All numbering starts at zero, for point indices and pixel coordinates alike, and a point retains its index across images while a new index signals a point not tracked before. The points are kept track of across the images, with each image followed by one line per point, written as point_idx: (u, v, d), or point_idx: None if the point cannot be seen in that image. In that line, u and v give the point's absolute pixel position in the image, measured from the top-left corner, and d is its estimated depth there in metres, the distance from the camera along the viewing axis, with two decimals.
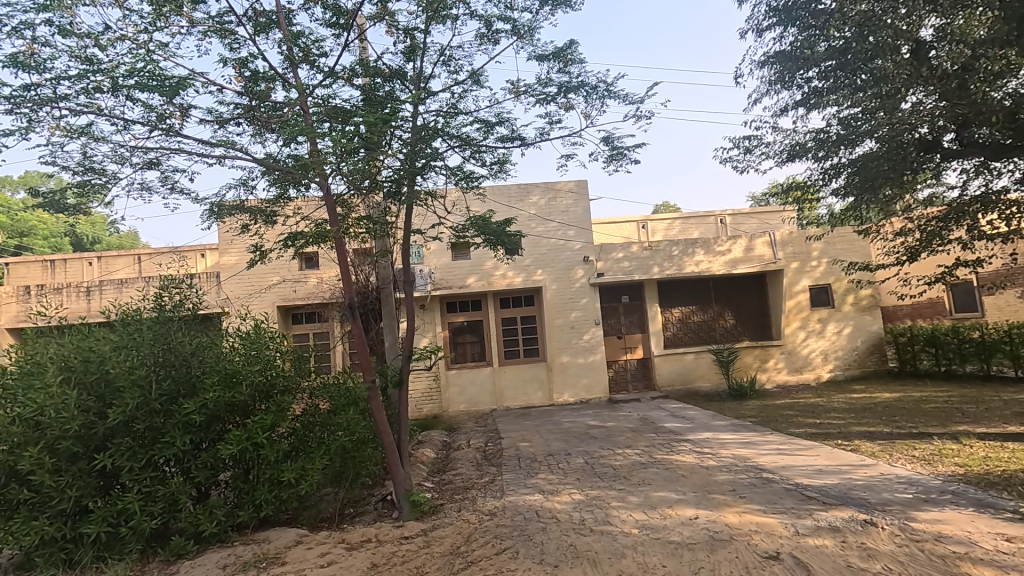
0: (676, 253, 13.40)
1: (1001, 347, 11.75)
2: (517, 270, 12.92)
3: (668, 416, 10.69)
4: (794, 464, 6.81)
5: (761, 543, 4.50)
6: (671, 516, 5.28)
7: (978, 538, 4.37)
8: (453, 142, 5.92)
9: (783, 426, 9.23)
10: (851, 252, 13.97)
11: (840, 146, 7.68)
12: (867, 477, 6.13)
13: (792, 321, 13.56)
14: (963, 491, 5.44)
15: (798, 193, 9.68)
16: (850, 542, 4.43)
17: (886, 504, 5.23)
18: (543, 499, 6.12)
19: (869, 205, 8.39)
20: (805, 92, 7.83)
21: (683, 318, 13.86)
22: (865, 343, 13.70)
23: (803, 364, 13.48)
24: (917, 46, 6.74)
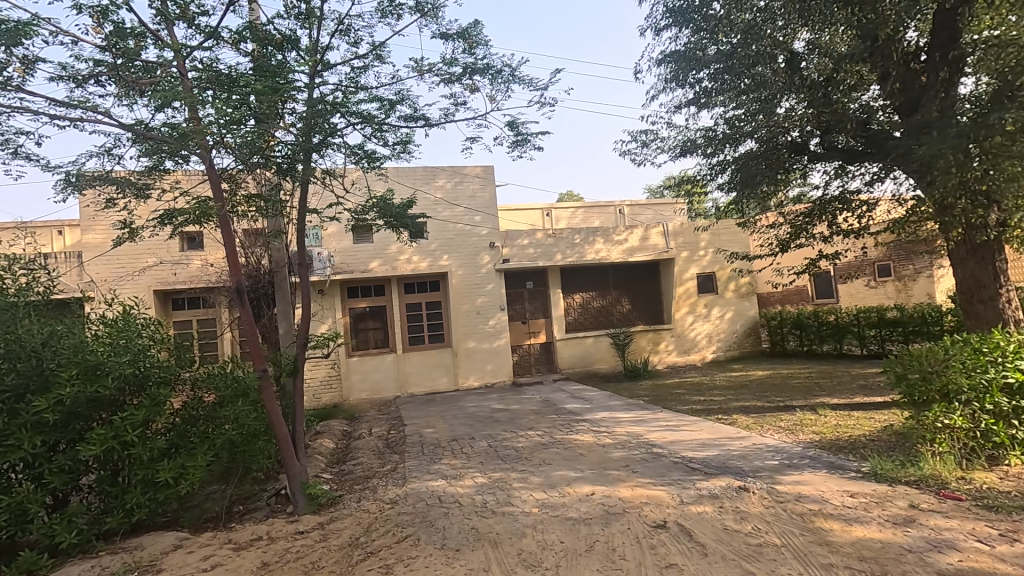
0: (578, 240, 13.84)
1: (851, 329, 13.43)
2: (422, 254, 12.69)
3: (569, 398, 11.11)
4: (680, 439, 7.33)
5: (650, 514, 4.80)
6: (569, 493, 5.48)
7: (829, 496, 4.97)
8: (354, 119, 5.67)
9: (673, 404, 9.94)
10: (734, 243, 15.25)
11: (725, 144, 8.24)
12: (742, 447, 6.75)
13: (682, 307, 14.59)
14: (819, 455, 6.18)
15: (688, 187, 10.38)
16: (726, 507, 4.86)
17: (757, 471, 5.81)
18: (446, 484, 6.11)
19: (749, 200, 9.09)
20: (696, 91, 8.30)
21: (584, 303, 14.39)
22: (743, 327, 15.08)
23: (690, 346, 14.56)
24: (791, 57, 7.46)
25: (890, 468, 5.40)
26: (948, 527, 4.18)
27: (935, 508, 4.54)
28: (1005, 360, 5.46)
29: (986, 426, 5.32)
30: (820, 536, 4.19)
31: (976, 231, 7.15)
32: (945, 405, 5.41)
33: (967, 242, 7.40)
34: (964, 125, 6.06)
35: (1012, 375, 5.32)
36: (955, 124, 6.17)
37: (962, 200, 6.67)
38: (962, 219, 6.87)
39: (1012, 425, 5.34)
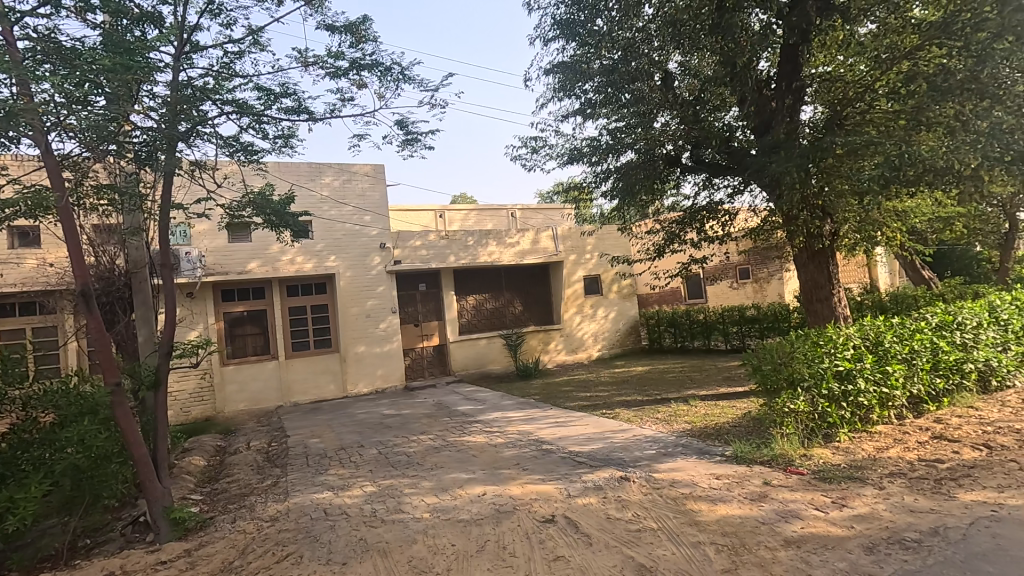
0: (471, 243, 13.91)
1: (717, 326, 14.85)
2: (307, 255, 12.02)
3: (462, 399, 11.11)
4: (568, 434, 7.63)
5: (539, 509, 4.95)
6: (461, 495, 5.48)
7: (698, 479, 5.44)
8: (227, 108, 5.24)
9: (562, 401, 10.32)
10: (617, 247, 16.20)
11: (608, 154, 8.70)
12: (624, 439, 7.17)
13: (570, 308, 15.22)
14: (690, 443, 6.75)
15: (575, 193, 10.84)
16: (609, 497, 5.14)
17: (637, 460, 6.21)
18: (333, 495, 5.84)
19: (630, 207, 9.68)
20: (582, 101, 8.67)
21: (477, 305, 14.43)
22: (625, 326, 16.09)
23: (578, 345, 15.22)
24: (666, 76, 8.14)
25: (748, 450, 6.02)
26: (793, 499, 4.75)
27: (784, 483, 5.14)
28: (837, 351, 6.32)
29: (822, 408, 6.13)
30: (690, 517, 4.57)
31: (814, 239, 8.18)
32: (791, 391, 6.15)
33: (808, 249, 8.49)
34: (804, 148, 6.94)
35: (841, 364, 6.19)
36: (798, 146, 7.06)
37: (803, 213, 7.63)
38: (803, 229, 7.85)
39: (841, 407, 6.22)
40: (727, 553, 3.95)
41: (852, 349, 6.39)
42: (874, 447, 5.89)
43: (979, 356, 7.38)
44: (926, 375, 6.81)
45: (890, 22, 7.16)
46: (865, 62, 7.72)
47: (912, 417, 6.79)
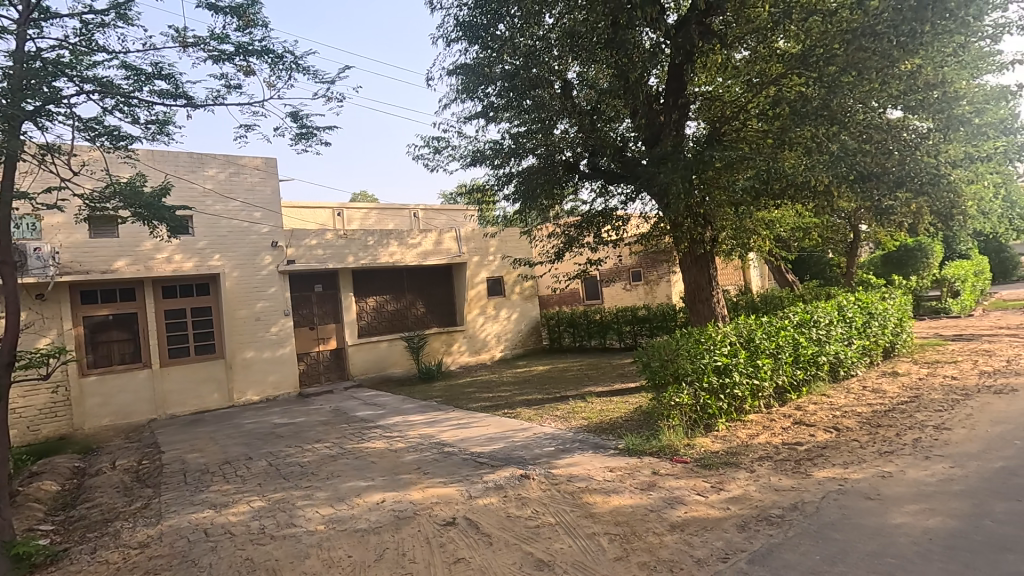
0: (371, 243, 13.51)
1: (612, 326, 15.64)
2: (187, 253, 11.00)
3: (361, 404, 10.75)
4: (470, 436, 7.64)
5: (440, 512, 4.91)
6: (359, 504, 5.29)
7: (594, 472, 5.68)
8: (86, 87, 4.69)
9: (464, 402, 10.32)
10: (518, 250, 16.52)
11: (511, 157, 8.83)
12: (524, 438, 7.32)
13: (473, 309, 15.27)
14: (586, 438, 7.04)
15: (478, 195, 10.90)
16: (509, 495, 5.21)
17: (537, 458, 6.36)
18: (215, 514, 5.38)
19: (532, 211, 9.87)
20: (484, 104, 8.77)
21: (377, 307, 13.99)
22: (527, 326, 16.45)
23: (480, 346, 15.30)
24: (565, 84, 8.42)
25: (639, 443, 6.37)
26: (678, 486, 5.11)
27: (670, 472, 5.52)
28: (715, 347, 6.88)
29: (703, 401, 6.66)
30: (586, 510, 4.76)
31: (697, 245, 8.85)
32: (676, 386, 6.61)
33: (692, 253, 9.18)
34: (688, 160, 7.47)
35: (719, 359, 6.76)
36: (683, 158, 7.55)
37: (687, 220, 8.26)
38: (688, 235, 8.52)
39: (719, 398, 6.79)
40: (619, 542, 4.15)
41: (728, 346, 6.99)
42: (746, 434, 6.50)
43: (829, 349, 8.40)
44: (788, 368, 7.63)
45: (760, 50, 7.94)
46: (740, 85, 8.45)
47: (777, 405, 7.59)
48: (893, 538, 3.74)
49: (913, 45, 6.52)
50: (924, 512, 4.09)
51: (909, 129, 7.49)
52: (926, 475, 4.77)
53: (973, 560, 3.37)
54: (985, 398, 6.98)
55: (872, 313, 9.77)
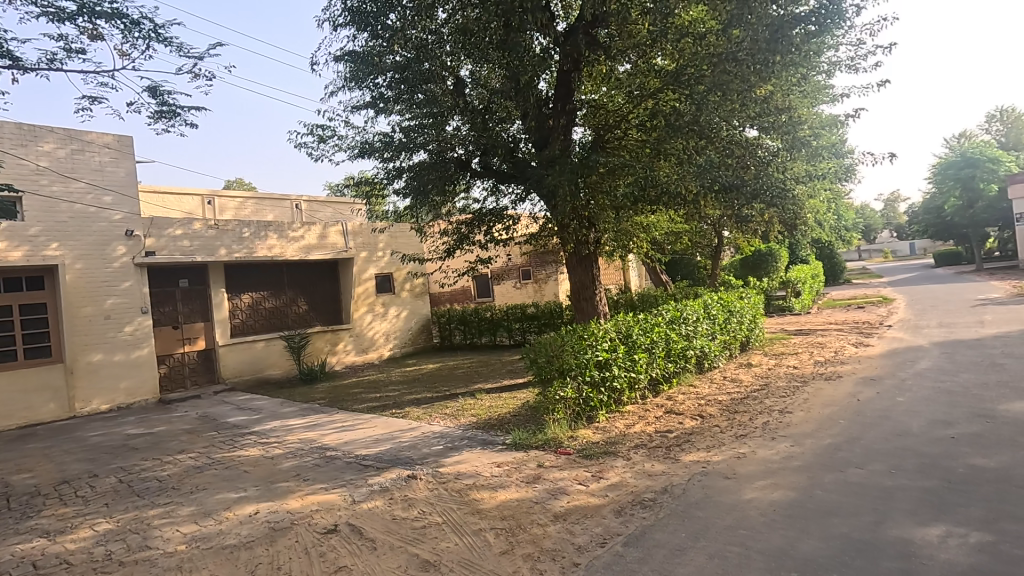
0: (247, 235, 12.51)
1: (503, 323, 15.90)
2: (14, 241, 9.39)
3: (233, 410, 9.91)
4: (355, 438, 7.35)
5: (320, 520, 4.67)
6: (228, 518, 4.86)
7: (481, 469, 5.72)
8: None
9: (349, 403, 9.90)
10: (409, 246, 16.22)
11: (401, 151, 8.61)
12: (412, 438, 7.19)
13: (360, 306, 14.71)
14: (475, 435, 7.07)
15: (367, 188, 10.50)
16: (395, 497, 5.09)
17: (424, 458, 6.27)
18: (48, 543, 4.65)
19: (423, 207, 9.69)
20: (374, 95, 8.54)
21: (253, 304, 12.96)
22: (417, 324, 16.21)
23: (368, 344, 14.79)
24: (457, 82, 8.38)
25: (526, 437, 6.54)
26: (561, 478, 5.31)
27: (554, 464, 5.72)
28: (597, 343, 7.21)
29: (586, 394, 6.98)
30: (473, 506, 4.78)
31: (582, 245, 9.24)
32: (561, 380, 6.86)
33: (578, 253, 9.56)
34: (574, 164, 7.74)
35: (601, 354, 7.11)
36: (570, 163, 7.82)
37: (573, 222, 8.63)
38: (574, 236, 8.89)
39: (600, 391, 7.16)
40: (504, 536, 4.22)
41: (609, 341, 7.37)
42: (624, 424, 6.92)
43: (696, 344, 9.20)
44: (661, 361, 8.25)
45: (639, 65, 8.43)
46: (621, 96, 8.96)
47: (652, 396, 8.17)
48: (746, 512, 4.19)
49: (767, 72, 7.29)
50: (771, 486, 4.63)
51: (762, 147, 8.34)
52: (772, 454, 5.40)
53: (808, 525, 3.87)
54: (818, 384, 8.07)
55: (731, 310, 10.87)
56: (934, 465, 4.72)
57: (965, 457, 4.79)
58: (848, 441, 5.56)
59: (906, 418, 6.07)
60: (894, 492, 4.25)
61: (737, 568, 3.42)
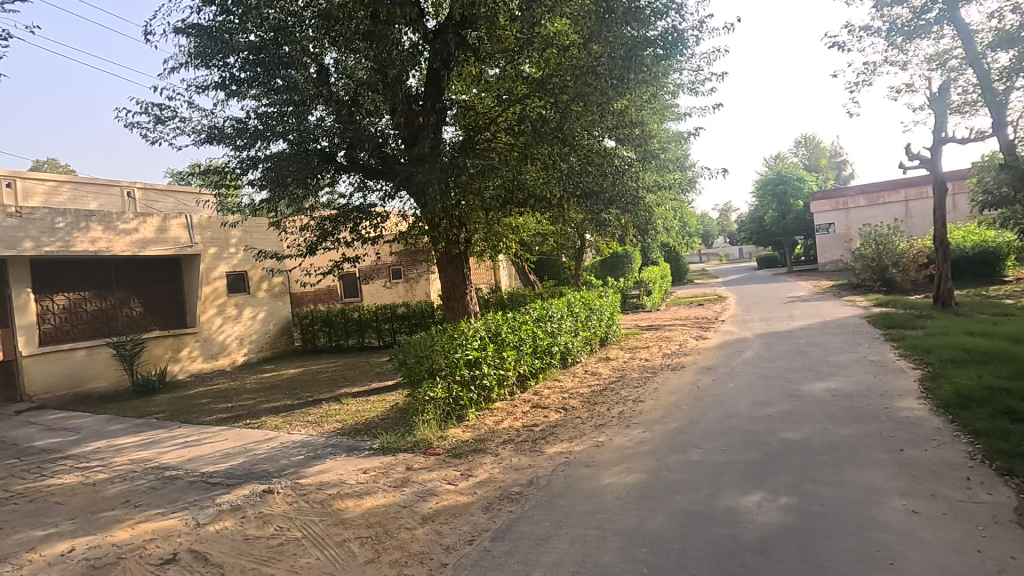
0: (62, 225, 10.66)
1: (371, 324, 15.37)
2: None
3: (43, 431, 8.40)
4: (201, 454, 6.62)
5: (156, 550, 4.13)
6: (32, 561, 4.10)
7: (346, 477, 5.47)
8: None
9: (195, 416, 8.90)
10: (265, 243, 15.06)
11: (256, 139, 7.93)
12: (269, 449, 6.66)
13: (208, 308, 13.31)
14: (340, 442, 6.74)
15: (217, 177, 9.50)
16: (248, 515, 4.67)
17: (283, 469, 5.84)
18: None
19: (282, 201, 9.00)
20: (224, 75, 7.80)
21: (71, 306, 11.06)
22: (276, 327, 15.09)
23: (218, 350, 13.42)
24: (320, 69, 7.93)
25: (394, 440, 6.38)
26: (430, 479, 5.26)
27: (424, 465, 5.65)
28: (467, 342, 7.25)
29: (456, 393, 7.01)
30: (337, 517, 4.55)
31: (452, 245, 9.25)
32: (431, 381, 6.80)
33: (448, 252, 9.54)
34: (445, 163, 7.70)
35: (471, 353, 7.17)
36: (440, 161, 7.76)
37: (444, 221, 8.64)
38: (445, 235, 8.86)
39: (470, 390, 7.23)
40: (370, 544, 4.08)
41: (479, 340, 7.45)
42: (493, 421, 7.06)
43: (561, 340, 9.68)
44: (529, 358, 8.54)
45: (508, 70, 8.66)
46: (491, 98, 9.13)
47: (519, 392, 8.43)
48: (603, 497, 4.49)
49: (622, 88, 7.89)
50: (625, 471, 5.01)
51: (619, 157, 9.00)
52: (626, 441, 5.86)
53: (656, 504, 4.25)
54: (665, 375, 8.93)
55: (592, 309, 11.59)
56: (755, 440, 5.45)
57: (779, 432, 5.61)
58: (689, 424, 6.23)
59: (734, 400, 6.95)
60: (724, 467, 4.84)
61: (595, 550, 3.65)
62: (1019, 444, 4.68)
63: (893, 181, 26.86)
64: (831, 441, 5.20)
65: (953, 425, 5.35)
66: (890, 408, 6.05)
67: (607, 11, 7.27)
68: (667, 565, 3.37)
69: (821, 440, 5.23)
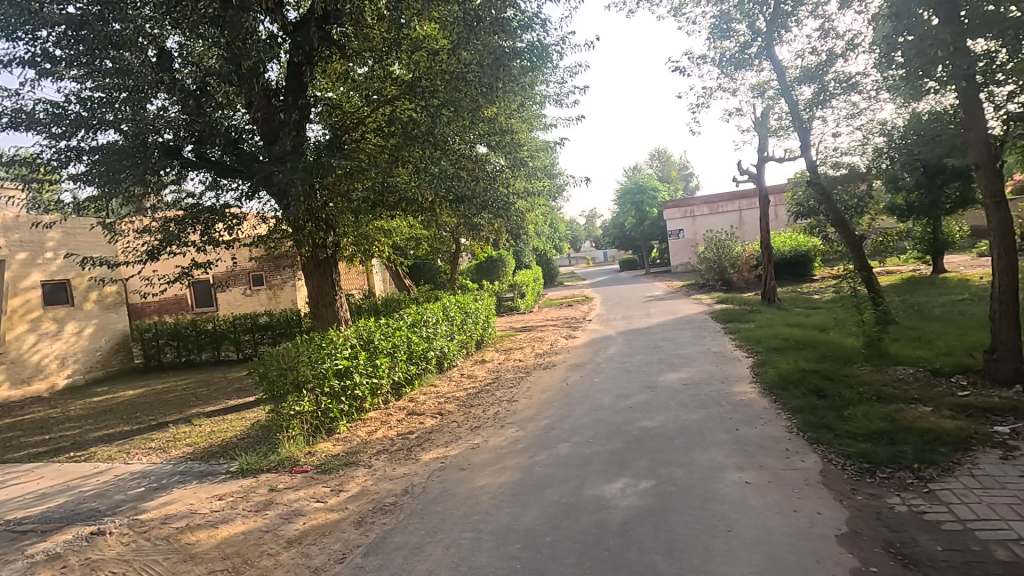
0: None
1: (228, 336, 14.04)
2: None
3: None
4: (7, 498, 5.56)
5: None
6: None
7: (197, 506, 4.93)
8: None
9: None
10: (94, 248, 13.12)
11: (80, 128, 6.89)
12: (99, 484, 5.79)
13: (17, 324, 11.25)
14: (190, 468, 6.06)
15: (26, 170, 8.05)
16: (71, 565, 4.01)
17: (117, 506, 5.11)
18: None
19: (114, 199, 7.88)
20: (36, 51, 6.67)
21: None
22: (109, 343, 13.24)
23: (31, 373, 11.37)
24: (161, 53, 7.08)
25: (254, 461, 5.89)
26: (297, 498, 4.93)
27: (289, 485, 5.28)
28: (337, 351, 6.89)
29: (325, 405, 6.66)
30: (186, 553, 4.08)
31: (319, 250, 8.78)
32: (296, 395, 6.37)
33: (315, 257, 9.03)
34: (308, 164, 7.26)
35: (341, 362, 6.83)
36: (303, 161, 7.29)
37: (309, 224, 8.08)
38: (310, 239, 8.35)
39: (340, 401, 6.90)
40: None
41: (350, 348, 7.11)
42: (366, 432, 6.80)
43: (436, 345, 9.61)
44: (403, 364, 8.36)
45: (377, 70, 8.44)
46: (359, 97, 8.83)
47: (394, 400, 8.21)
48: (478, 498, 4.54)
49: (492, 96, 8.04)
50: (499, 471, 5.11)
51: (490, 163, 9.17)
52: (501, 441, 5.98)
53: (529, 499, 4.40)
54: (538, 374, 9.27)
55: (467, 312, 11.67)
56: (618, 430, 5.87)
57: (638, 421, 6.09)
58: (559, 420, 6.53)
59: (600, 394, 7.42)
60: (591, 458, 5.14)
61: (469, 553, 3.67)
62: (824, 417, 5.56)
63: (729, 193, 30.58)
64: (682, 426, 5.76)
65: (776, 404, 6.21)
66: (728, 392, 6.85)
67: (475, 20, 7.36)
68: (538, 558, 3.50)
69: (673, 426, 5.78)
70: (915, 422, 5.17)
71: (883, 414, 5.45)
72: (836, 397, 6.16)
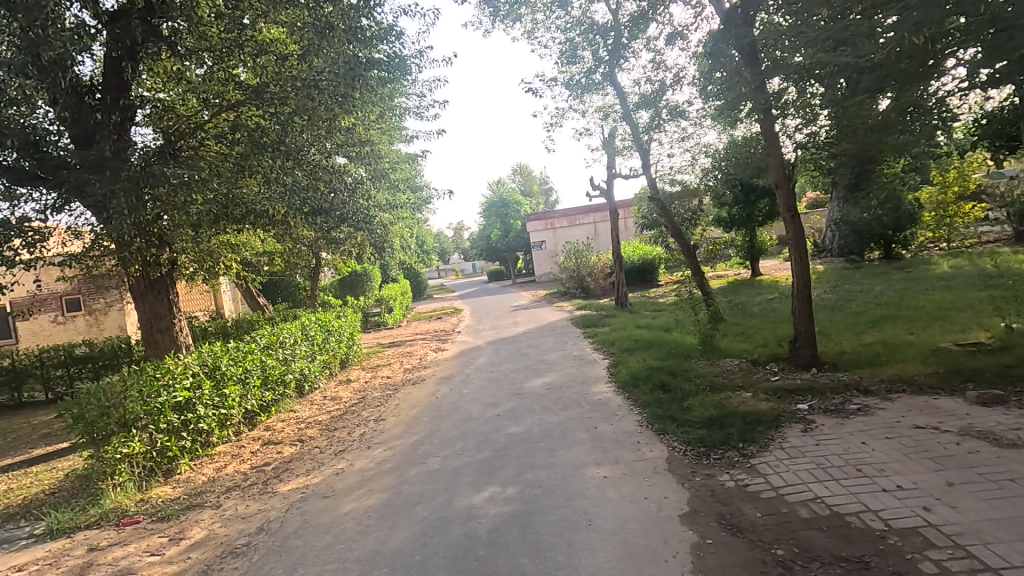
0: None
1: (32, 373, 11.77)
2: None
3: None
4: None
5: None
6: None
7: None
8: None
9: None
10: None
11: None
12: None
13: None
14: None
15: None
16: None
17: None
18: None
19: None
20: None
21: None
22: None
23: None
24: None
25: (69, 518, 5.01)
26: (125, 555, 4.28)
27: (115, 541, 4.57)
28: (175, 382, 6.12)
29: (161, 444, 5.87)
30: None
31: (151, 268, 7.77)
32: (124, 434, 5.54)
33: (146, 278, 7.97)
34: (133, 171, 6.41)
35: (181, 395, 6.06)
36: (127, 168, 6.43)
37: (137, 239, 7.04)
38: (140, 256, 7.23)
39: (181, 437, 6.13)
40: None
41: (191, 377, 6.35)
42: (213, 469, 6.14)
43: (295, 367, 8.98)
44: (257, 390, 7.69)
45: (216, 71, 7.74)
46: (197, 99, 8.05)
47: (246, 430, 7.51)
48: (343, 526, 4.31)
49: (348, 106, 7.67)
50: (365, 494, 4.91)
51: (349, 175, 8.92)
52: (367, 463, 5.76)
53: (397, 520, 4.28)
54: (406, 390, 9.09)
55: (329, 330, 11.09)
56: (487, 439, 5.95)
57: (506, 428, 6.24)
58: (428, 435, 6.45)
59: (469, 405, 7.47)
60: (460, 470, 5.15)
61: None
62: (668, 409, 6.16)
63: (585, 207, 32.84)
64: (546, 429, 6.01)
65: (629, 401, 6.75)
66: (588, 393, 7.29)
67: (326, 27, 6.97)
68: None
69: (538, 430, 6.01)
70: (740, 407, 5.94)
71: (715, 402, 6.19)
72: (678, 390, 6.86)
